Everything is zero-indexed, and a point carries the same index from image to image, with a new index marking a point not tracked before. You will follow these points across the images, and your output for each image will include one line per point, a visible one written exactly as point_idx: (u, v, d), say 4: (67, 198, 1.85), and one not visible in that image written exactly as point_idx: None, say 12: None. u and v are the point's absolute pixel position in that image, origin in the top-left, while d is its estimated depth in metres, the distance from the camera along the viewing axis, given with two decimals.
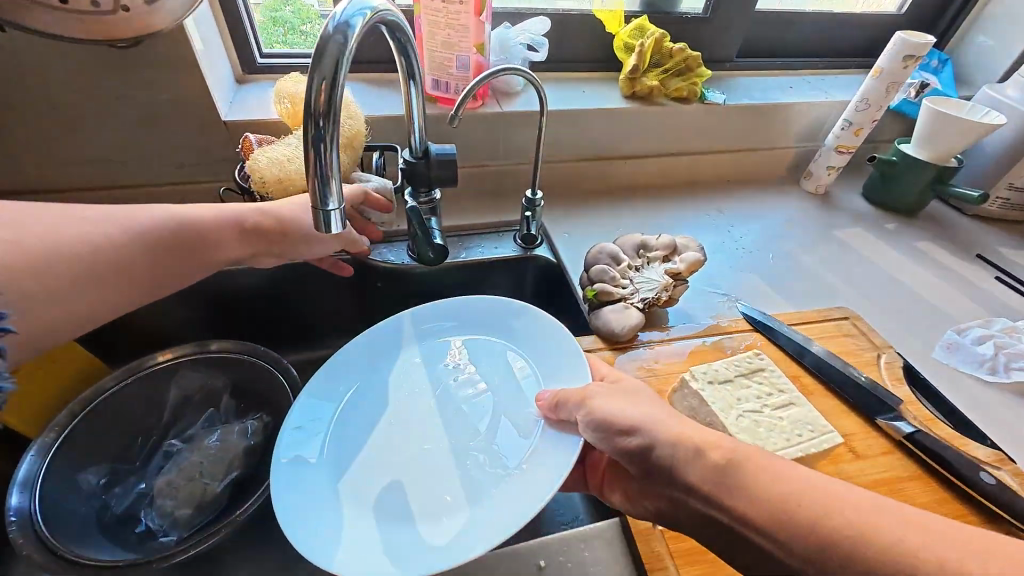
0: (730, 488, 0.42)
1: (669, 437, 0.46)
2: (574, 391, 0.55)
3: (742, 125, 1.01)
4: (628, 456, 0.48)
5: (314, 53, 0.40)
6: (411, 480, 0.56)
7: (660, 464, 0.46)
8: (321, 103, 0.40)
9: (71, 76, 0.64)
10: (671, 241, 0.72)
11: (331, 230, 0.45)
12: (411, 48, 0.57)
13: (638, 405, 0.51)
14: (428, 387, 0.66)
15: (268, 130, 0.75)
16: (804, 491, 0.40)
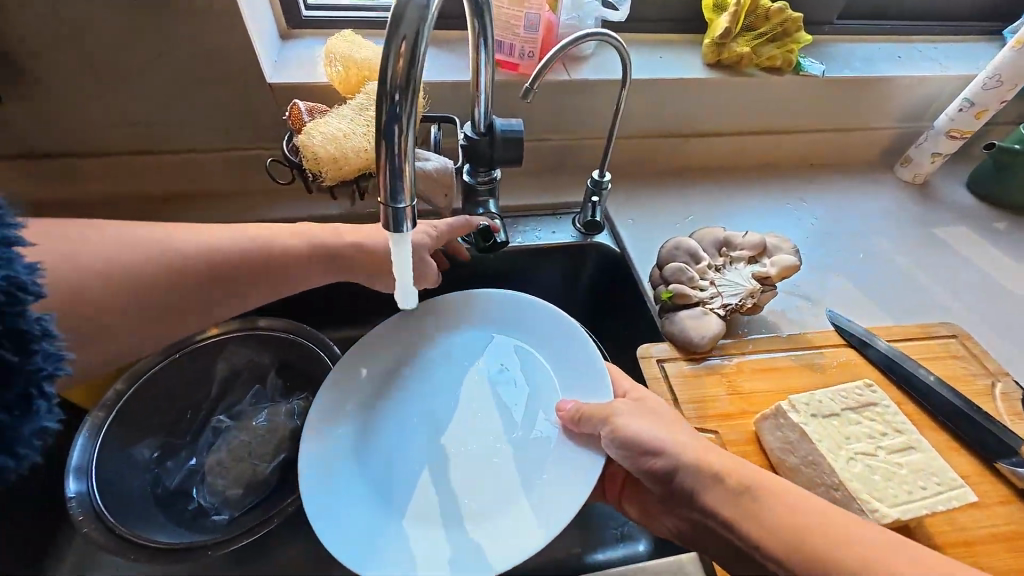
0: (749, 514, 0.42)
1: (695, 462, 0.46)
2: (601, 404, 0.52)
3: (837, 100, 0.88)
4: (653, 476, 0.48)
5: (392, 15, 0.33)
6: (436, 482, 0.56)
7: (685, 486, 0.46)
8: (399, 74, 0.33)
9: (110, 31, 0.59)
10: (760, 241, 0.64)
11: (400, 230, 0.39)
12: (486, 9, 0.49)
13: (663, 424, 0.50)
14: (440, 384, 0.63)
15: (317, 95, 0.68)
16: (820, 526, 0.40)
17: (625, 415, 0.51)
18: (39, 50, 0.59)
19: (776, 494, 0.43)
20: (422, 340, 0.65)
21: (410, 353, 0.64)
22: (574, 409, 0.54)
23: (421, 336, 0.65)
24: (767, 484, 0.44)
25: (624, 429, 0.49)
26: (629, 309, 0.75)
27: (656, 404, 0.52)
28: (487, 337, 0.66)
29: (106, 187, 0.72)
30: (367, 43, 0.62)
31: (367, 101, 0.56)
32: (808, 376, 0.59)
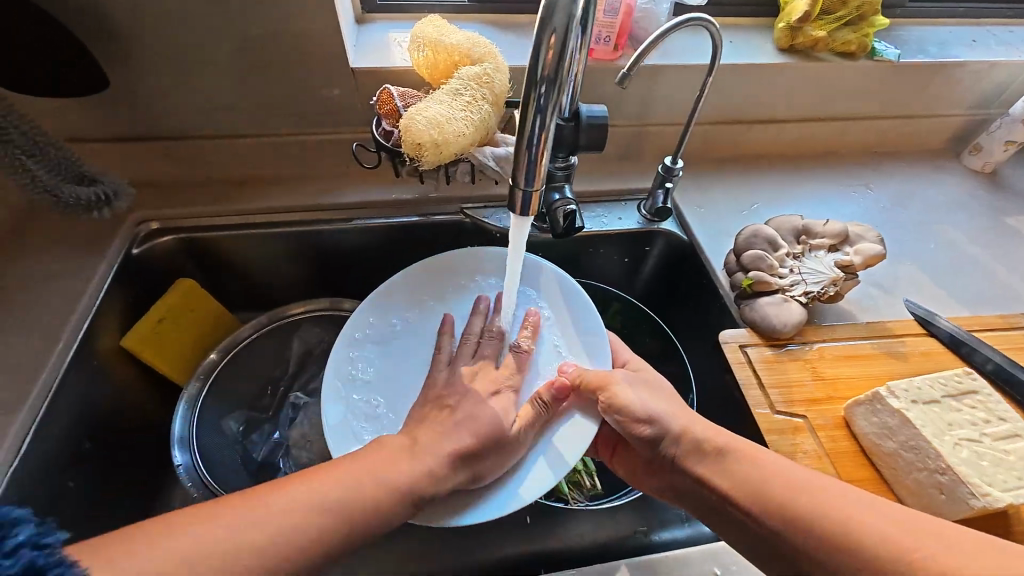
0: (721, 470, 0.47)
1: (676, 430, 0.51)
2: (600, 372, 0.55)
3: (910, 86, 0.86)
4: (641, 441, 0.52)
5: (545, 8, 0.34)
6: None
7: (667, 451, 0.51)
8: (549, 67, 0.36)
9: (214, 18, 0.60)
10: (842, 229, 0.65)
11: (526, 213, 0.42)
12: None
13: (654, 395, 0.54)
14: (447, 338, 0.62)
15: (398, 80, 0.69)
16: (780, 476, 0.44)
17: (623, 385, 0.54)
18: (142, 33, 0.60)
19: (741, 451, 0.47)
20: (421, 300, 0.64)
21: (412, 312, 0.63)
22: (574, 372, 0.56)
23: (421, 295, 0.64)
24: (738, 448, 0.48)
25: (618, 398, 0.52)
26: (695, 295, 0.75)
27: (647, 379, 0.56)
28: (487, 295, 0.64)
29: (188, 169, 0.73)
30: (453, 28, 0.62)
31: (461, 85, 0.56)
32: (890, 364, 0.60)
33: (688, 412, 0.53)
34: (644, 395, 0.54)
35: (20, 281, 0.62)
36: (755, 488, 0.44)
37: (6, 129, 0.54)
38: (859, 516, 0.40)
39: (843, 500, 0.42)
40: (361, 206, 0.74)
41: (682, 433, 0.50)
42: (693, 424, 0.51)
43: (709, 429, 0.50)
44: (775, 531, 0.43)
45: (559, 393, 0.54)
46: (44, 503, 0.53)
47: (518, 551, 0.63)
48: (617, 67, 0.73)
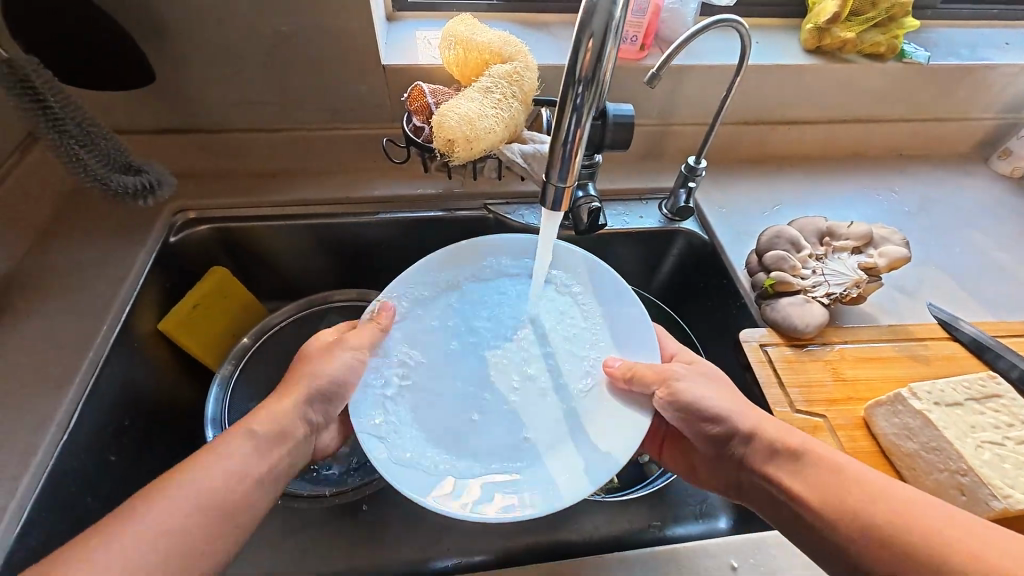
0: (791, 471, 0.45)
1: (749, 427, 0.49)
2: (659, 366, 0.55)
3: (939, 89, 0.85)
4: (707, 438, 0.52)
5: (586, 10, 0.36)
6: (473, 422, 0.56)
7: (736, 449, 0.50)
8: (586, 69, 0.37)
9: (255, 16, 0.62)
10: (867, 232, 0.65)
11: (557, 208, 0.45)
12: None
13: (721, 392, 0.53)
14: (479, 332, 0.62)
15: (427, 77, 0.71)
16: (861, 479, 0.42)
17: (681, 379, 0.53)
18: (185, 27, 0.62)
19: (816, 453, 0.45)
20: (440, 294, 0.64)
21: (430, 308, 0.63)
22: (622, 367, 0.56)
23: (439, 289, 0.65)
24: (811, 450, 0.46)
25: (683, 392, 0.52)
26: (715, 295, 0.75)
27: (712, 375, 0.56)
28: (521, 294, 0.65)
29: (222, 162, 0.76)
30: (483, 27, 0.63)
31: (492, 83, 0.58)
32: (912, 367, 0.60)
33: (761, 411, 0.51)
34: (704, 390, 0.53)
35: (64, 266, 0.65)
36: (812, 482, 0.44)
37: (62, 119, 0.57)
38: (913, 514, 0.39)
39: (900, 499, 0.40)
40: (388, 200, 0.76)
41: (756, 432, 0.49)
42: (765, 422, 0.49)
43: (784, 431, 0.48)
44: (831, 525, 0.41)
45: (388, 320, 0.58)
46: (89, 474, 0.56)
47: (536, 539, 0.65)
48: (643, 67, 0.74)
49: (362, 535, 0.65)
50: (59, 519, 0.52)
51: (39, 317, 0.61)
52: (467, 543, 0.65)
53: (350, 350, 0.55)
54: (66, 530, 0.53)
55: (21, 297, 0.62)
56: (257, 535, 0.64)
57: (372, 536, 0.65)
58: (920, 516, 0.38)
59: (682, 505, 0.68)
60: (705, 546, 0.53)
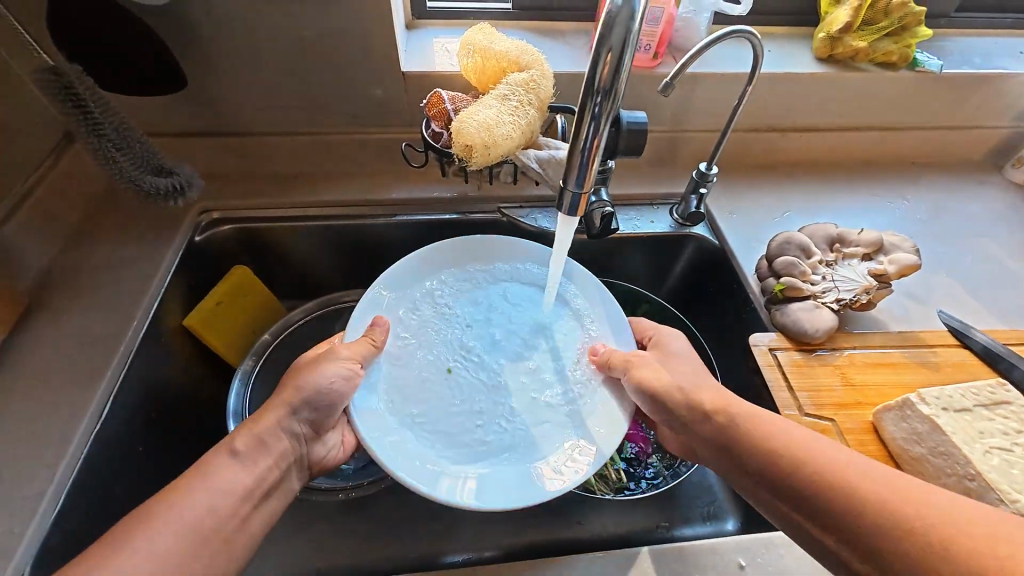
0: (741, 446, 0.45)
1: (686, 398, 0.52)
2: (622, 354, 0.58)
3: (953, 97, 0.86)
4: (666, 414, 0.53)
5: (603, 28, 0.38)
6: (475, 413, 0.57)
7: (688, 421, 0.51)
8: (604, 80, 0.39)
9: (283, 26, 0.65)
10: (877, 239, 0.66)
11: (573, 213, 0.47)
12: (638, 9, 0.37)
13: (670, 369, 0.56)
14: (473, 325, 0.64)
15: (444, 84, 0.73)
16: (805, 452, 0.41)
17: (643, 366, 0.56)
18: (214, 35, 0.65)
19: (760, 427, 0.45)
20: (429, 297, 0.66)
21: (423, 304, 0.64)
22: (605, 353, 0.61)
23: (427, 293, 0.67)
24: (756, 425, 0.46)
25: (638, 378, 0.55)
26: (725, 299, 0.76)
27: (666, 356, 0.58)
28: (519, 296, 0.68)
29: (244, 164, 0.78)
30: (501, 36, 0.65)
31: (509, 91, 0.60)
32: (921, 373, 0.61)
33: (706, 383, 0.53)
34: (662, 369, 0.56)
35: (95, 263, 0.68)
36: (768, 452, 0.43)
37: (101, 124, 0.60)
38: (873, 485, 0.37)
39: (852, 471, 0.39)
40: (405, 203, 0.78)
41: (691, 402, 0.51)
42: (700, 392, 0.52)
43: (720, 400, 0.50)
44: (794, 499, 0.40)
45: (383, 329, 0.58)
46: (118, 464, 0.58)
47: (547, 536, 0.66)
48: (656, 75, 0.75)
49: (376, 529, 0.66)
50: (90, 505, 0.54)
51: (72, 312, 0.63)
52: (479, 539, 0.66)
53: (341, 360, 0.54)
54: (96, 517, 0.55)
55: (56, 292, 0.65)
56: (276, 526, 0.66)
57: (386, 530, 0.66)
58: (873, 487, 0.37)
59: (690, 506, 0.69)
60: (713, 545, 0.54)
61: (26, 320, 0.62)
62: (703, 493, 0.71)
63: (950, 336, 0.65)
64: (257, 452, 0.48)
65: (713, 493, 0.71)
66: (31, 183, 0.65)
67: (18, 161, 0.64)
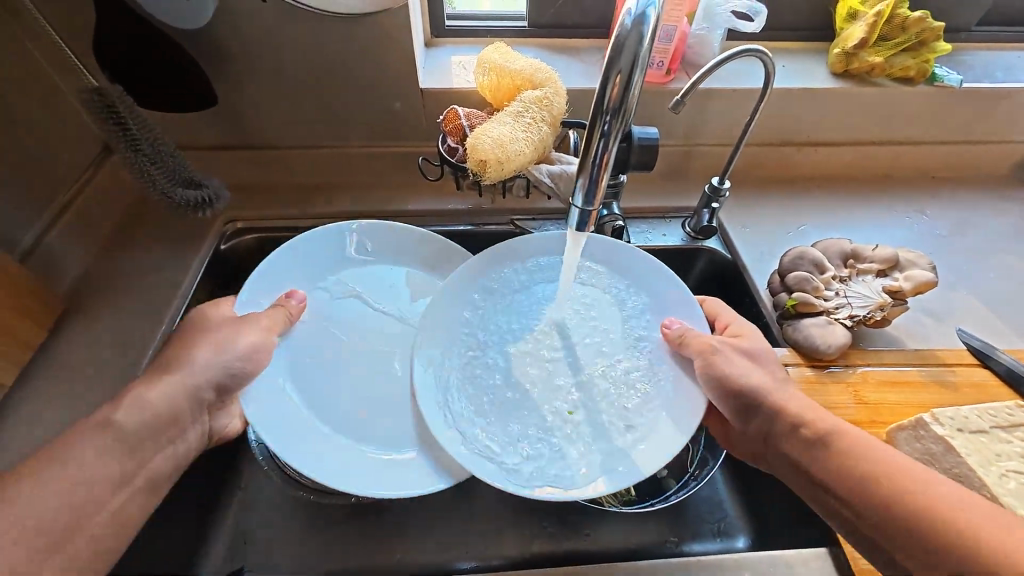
0: (822, 462, 0.45)
1: (773, 405, 0.51)
2: (701, 338, 0.57)
3: (975, 111, 0.84)
4: (741, 410, 0.53)
5: (612, 52, 0.39)
6: (535, 407, 0.59)
7: (765, 425, 0.51)
8: (614, 100, 0.41)
9: (308, 46, 0.68)
10: (892, 255, 0.65)
11: (582, 228, 0.48)
12: (645, 34, 0.39)
13: (754, 365, 0.54)
14: (536, 319, 0.65)
15: (461, 100, 0.75)
16: (891, 474, 0.42)
17: (723, 353, 0.55)
18: (243, 53, 0.68)
19: (842, 444, 0.45)
20: (343, 283, 0.71)
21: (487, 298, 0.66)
22: (679, 331, 0.59)
23: (343, 279, 0.71)
24: (839, 441, 0.45)
25: (719, 368, 0.54)
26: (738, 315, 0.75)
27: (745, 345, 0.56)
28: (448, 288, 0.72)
29: (268, 175, 0.82)
30: (516, 55, 0.67)
31: (523, 108, 0.61)
32: (938, 393, 0.60)
33: (793, 390, 0.52)
34: (744, 362, 0.55)
35: (125, 270, 0.72)
36: (850, 478, 0.43)
37: (138, 139, 0.64)
38: (964, 515, 0.38)
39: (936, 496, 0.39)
40: (421, 214, 0.80)
41: (778, 412, 0.50)
42: (790, 401, 0.51)
43: (810, 413, 0.49)
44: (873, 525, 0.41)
45: (299, 302, 0.63)
46: None
47: (554, 546, 0.67)
48: (669, 91, 0.76)
49: (386, 535, 0.67)
50: None
51: (103, 316, 0.67)
52: (487, 547, 0.67)
53: (259, 328, 0.58)
54: None
55: (90, 296, 0.69)
56: (289, 528, 0.67)
57: (395, 536, 0.67)
58: (959, 517, 0.38)
59: (700, 521, 0.68)
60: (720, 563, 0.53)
61: (62, 322, 0.66)
62: (713, 508, 0.70)
63: (971, 357, 0.64)
64: (148, 428, 0.48)
65: (722, 508, 0.70)
66: (70, 195, 0.69)
67: (59, 174, 0.68)
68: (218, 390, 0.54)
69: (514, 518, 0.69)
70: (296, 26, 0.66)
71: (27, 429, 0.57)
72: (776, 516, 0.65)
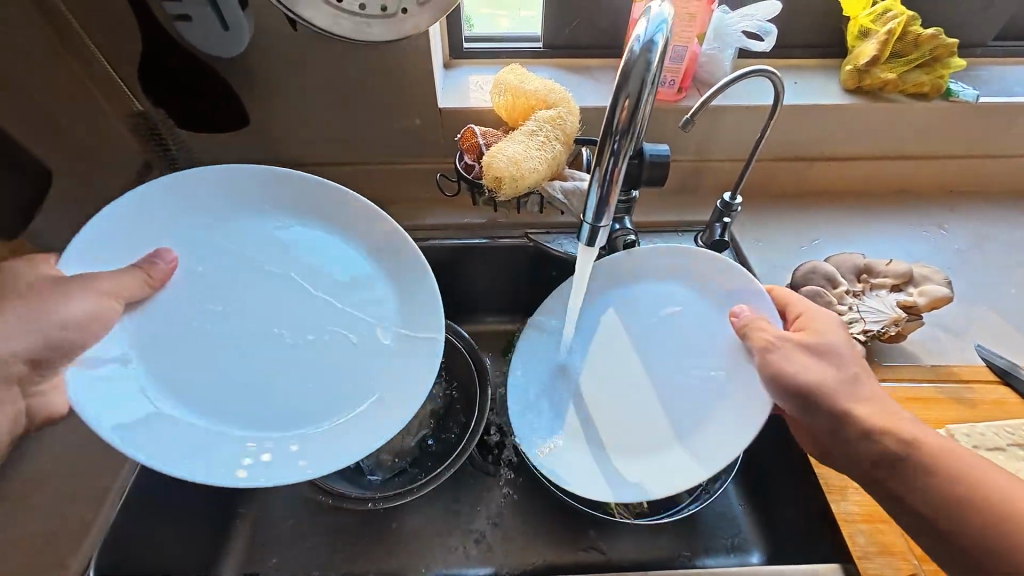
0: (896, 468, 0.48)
1: (840, 410, 0.50)
2: (765, 332, 0.55)
3: (994, 125, 0.84)
4: (794, 408, 0.52)
5: (621, 76, 0.41)
6: (620, 418, 0.64)
7: (826, 426, 0.51)
8: (622, 122, 0.43)
9: (336, 70, 0.72)
10: (906, 270, 0.65)
11: (593, 243, 0.50)
12: (651, 60, 0.41)
13: (815, 363, 0.53)
14: (619, 334, 0.68)
15: (478, 119, 0.78)
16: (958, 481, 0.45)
17: (782, 353, 0.53)
18: (274, 77, 0.72)
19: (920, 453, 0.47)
20: (241, 243, 0.60)
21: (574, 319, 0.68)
22: (747, 320, 0.57)
23: (224, 230, 0.59)
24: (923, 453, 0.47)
25: (774, 366, 0.53)
26: None
27: (806, 344, 0.53)
28: (353, 251, 0.63)
29: None
30: (530, 75, 0.69)
31: (537, 127, 0.64)
32: (957, 410, 0.59)
33: (861, 389, 0.52)
34: (805, 363, 0.52)
35: None
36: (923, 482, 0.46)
37: None
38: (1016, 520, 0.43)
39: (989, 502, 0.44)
40: (438, 228, 0.83)
41: (847, 419, 0.50)
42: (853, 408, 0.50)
43: (885, 421, 0.49)
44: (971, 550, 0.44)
45: (170, 262, 0.53)
46: None
47: (566, 557, 0.67)
48: (680, 108, 0.78)
49: (401, 541, 0.69)
50: None
51: None
52: (499, 555, 0.68)
53: (95, 293, 0.47)
54: None
55: None
56: (308, 531, 0.69)
57: (406, 542, 0.69)
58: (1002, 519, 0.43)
59: (712, 536, 0.68)
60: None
61: None
62: (727, 522, 0.70)
63: (994, 375, 0.63)
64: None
65: (736, 522, 0.70)
66: None
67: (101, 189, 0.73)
68: (35, 362, 0.46)
69: (526, 528, 0.70)
70: (324, 52, 0.70)
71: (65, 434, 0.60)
72: (791, 531, 0.64)
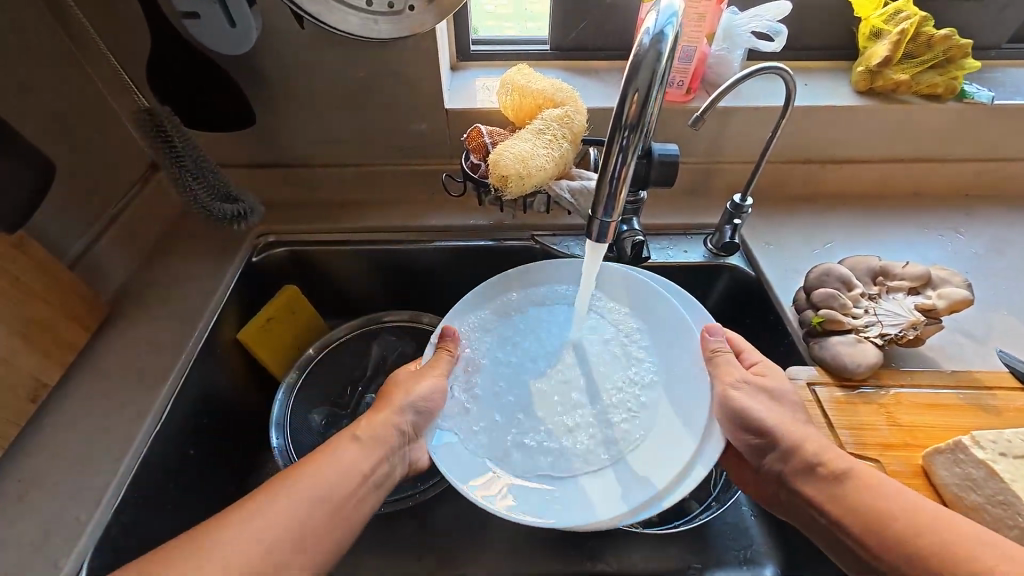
0: (831, 495, 0.49)
1: (791, 442, 0.53)
2: (728, 365, 0.60)
3: (1011, 126, 0.82)
4: (748, 447, 0.56)
5: (630, 70, 0.41)
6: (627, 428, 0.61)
7: (775, 465, 0.54)
8: (632, 116, 0.42)
9: (342, 71, 0.72)
10: (923, 273, 0.63)
11: (602, 240, 0.49)
12: (661, 52, 0.40)
13: (773, 403, 0.56)
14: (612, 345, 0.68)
15: (484, 119, 0.78)
16: (888, 498, 0.47)
17: (739, 389, 0.58)
18: (282, 79, 0.73)
19: (859, 479, 0.49)
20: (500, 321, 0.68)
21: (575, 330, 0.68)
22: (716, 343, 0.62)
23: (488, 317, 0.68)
24: (860, 473, 0.49)
25: (733, 402, 0.57)
26: (768, 333, 0.74)
27: (764, 383, 0.57)
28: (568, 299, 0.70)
29: (300, 192, 0.85)
30: (538, 74, 0.69)
31: (544, 126, 0.63)
32: (978, 417, 0.57)
33: (811, 427, 0.55)
34: (762, 402, 0.56)
35: (162, 279, 0.75)
36: (851, 503, 0.48)
37: (183, 156, 0.70)
38: (943, 535, 0.43)
39: (920, 515, 0.45)
40: (442, 229, 0.82)
41: (795, 450, 0.53)
42: (805, 442, 0.53)
43: (826, 451, 0.52)
44: (895, 569, 0.44)
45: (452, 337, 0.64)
46: (173, 464, 0.63)
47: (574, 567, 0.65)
48: (689, 109, 0.77)
49: (403, 546, 0.67)
50: (142, 500, 0.58)
51: (143, 322, 0.70)
52: (503, 563, 0.66)
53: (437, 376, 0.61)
54: (145, 511, 0.59)
55: (129, 303, 0.72)
56: None
57: (405, 548, 0.67)
58: (929, 532, 0.44)
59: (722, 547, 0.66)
60: None
61: (104, 329, 0.69)
62: (739, 531, 0.67)
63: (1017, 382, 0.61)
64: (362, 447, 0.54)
65: (748, 532, 0.67)
66: (118, 209, 0.74)
67: (110, 187, 0.73)
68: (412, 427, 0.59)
69: (530, 535, 0.68)
70: (333, 53, 0.70)
71: (68, 433, 0.60)
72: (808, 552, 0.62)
